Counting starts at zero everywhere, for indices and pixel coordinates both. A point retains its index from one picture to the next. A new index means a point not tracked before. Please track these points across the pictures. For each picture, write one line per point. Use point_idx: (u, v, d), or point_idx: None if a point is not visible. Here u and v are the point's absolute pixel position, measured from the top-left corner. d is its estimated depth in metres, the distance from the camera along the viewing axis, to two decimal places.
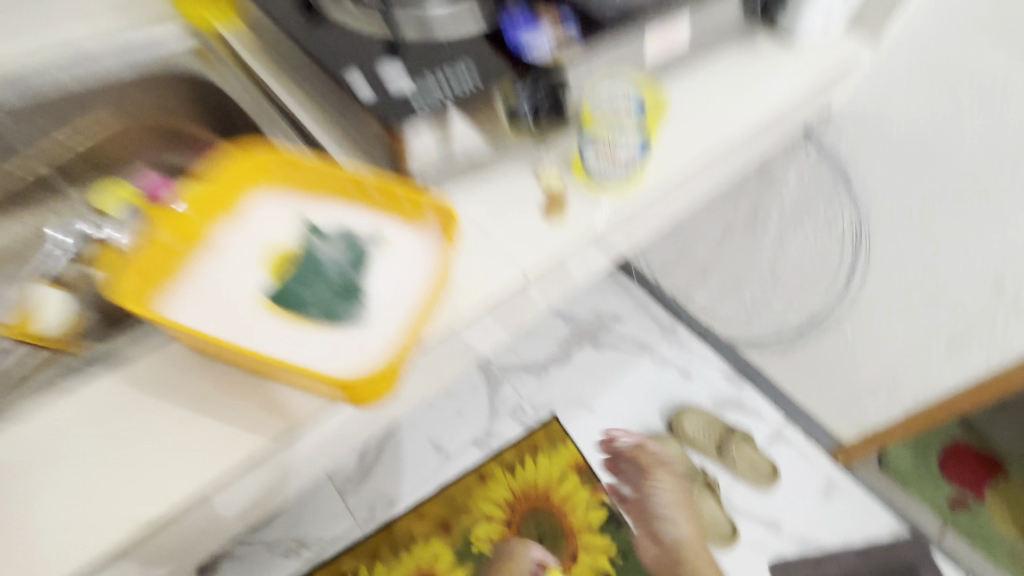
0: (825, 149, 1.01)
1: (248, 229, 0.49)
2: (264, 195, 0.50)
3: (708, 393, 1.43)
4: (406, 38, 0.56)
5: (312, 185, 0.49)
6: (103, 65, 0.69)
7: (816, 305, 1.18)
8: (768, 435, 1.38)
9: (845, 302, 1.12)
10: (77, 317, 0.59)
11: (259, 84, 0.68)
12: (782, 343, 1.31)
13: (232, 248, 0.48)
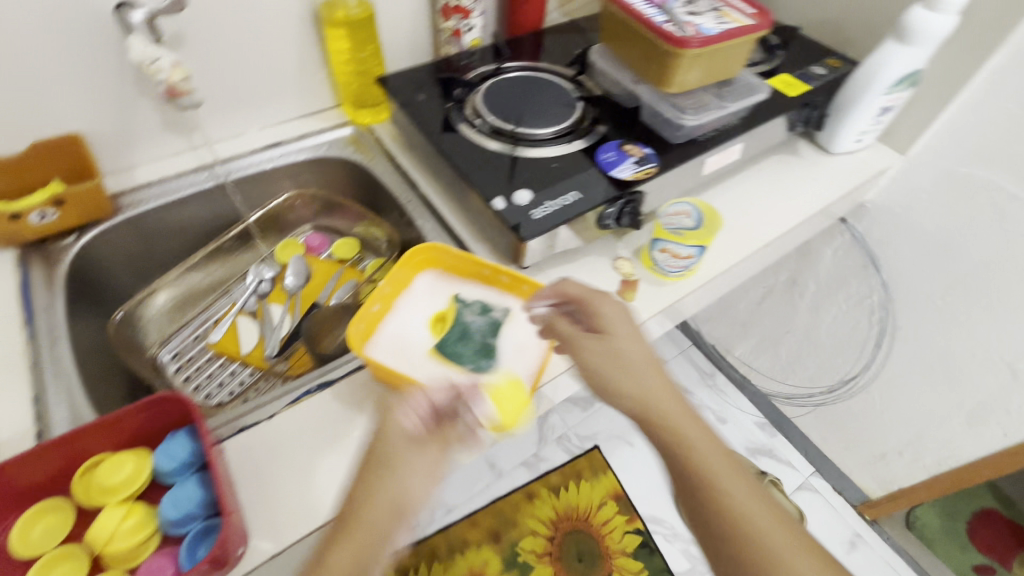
0: (857, 236, 1.16)
1: (414, 299, 0.66)
2: (426, 274, 0.68)
3: (741, 440, 1.50)
4: (525, 155, 0.74)
5: (462, 271, 0.68)
6: (280, 141, 0.88)
7: (848, 369, 1.30)
8: (798, 484, 1.45)
9: (874, 367, 1.25)
10: (265, 338, 0.81)
11: (399, 168, 0.87)
12: (822, 398, 1.40)
13: (403, 312, 0.65)
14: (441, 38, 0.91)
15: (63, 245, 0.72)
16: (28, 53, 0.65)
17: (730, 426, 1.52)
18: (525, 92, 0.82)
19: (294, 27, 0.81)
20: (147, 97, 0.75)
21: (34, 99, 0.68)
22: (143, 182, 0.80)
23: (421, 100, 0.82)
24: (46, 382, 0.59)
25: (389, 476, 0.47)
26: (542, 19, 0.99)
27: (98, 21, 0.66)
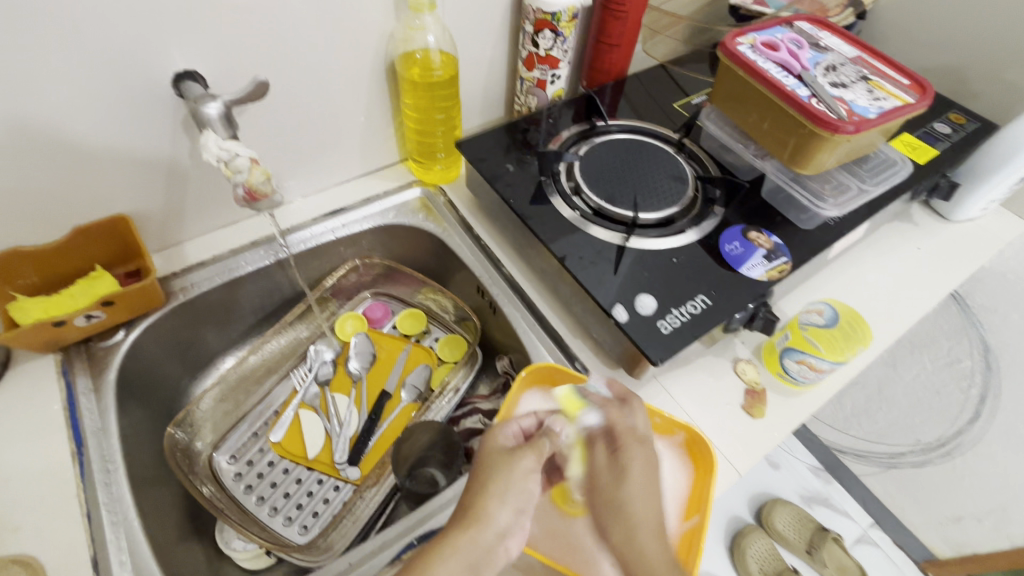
0: (964, 298, 1.17)
1: None
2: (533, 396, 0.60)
3: (795, 488, 1.33)
4: (639, 244, 0.64)
5: None
6: (342, 209, 0.79)
7: (936, 434, 1.25)
8: (855, 537, 1.30)
9: (980, 426, 1.20)
10: (332, 440, 0.72)
11: (479, 240, 0.77)
12: (924, 458, 1.27)
13: None
14: (522, 88, 0.82)
15: (110, 343, 0.63)
16: (76, 134, 0.56)
17: (783, 471, 1.34)
18: (628, 160, 0.72)
19: (366, 84, 0.71)
20: (203, 170, 0.66)
21: (73, 167, 0.58)
22: (194, 262, 0.70)
23: (509, 169, 0.72)
24: (105, 537, 0.51)
25: (509, 475, 0.46)
26: (629, 63, 0.89)
27: (156, 95, 0.57)
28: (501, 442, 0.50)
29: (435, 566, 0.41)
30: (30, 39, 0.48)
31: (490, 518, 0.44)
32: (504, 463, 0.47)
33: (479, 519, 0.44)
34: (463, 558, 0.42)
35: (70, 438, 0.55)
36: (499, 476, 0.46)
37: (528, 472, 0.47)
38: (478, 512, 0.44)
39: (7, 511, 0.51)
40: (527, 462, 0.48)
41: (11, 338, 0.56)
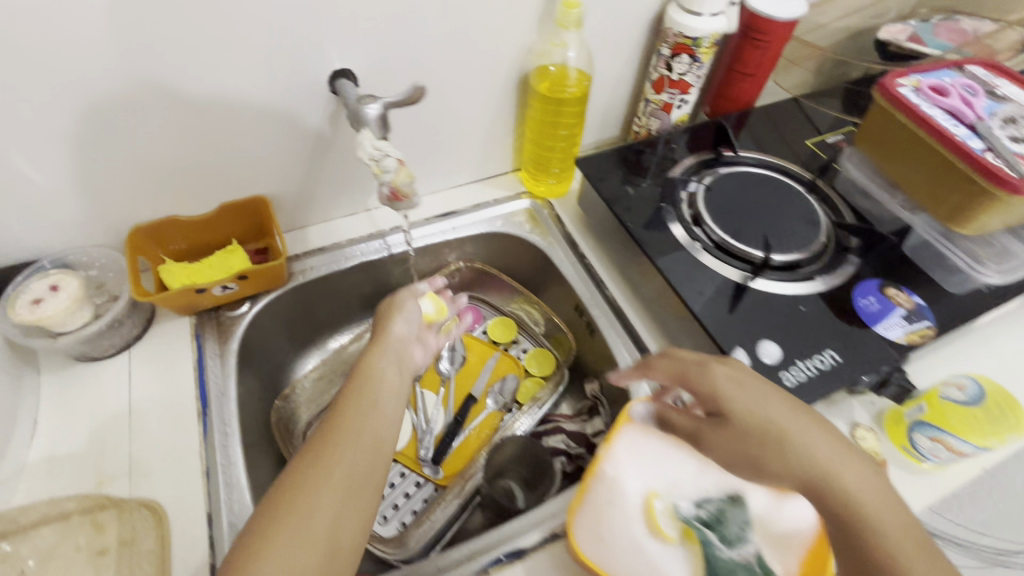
0: None
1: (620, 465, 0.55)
2: (630, 431, 0.57)
3: None
4: (763, 287, 0.61)
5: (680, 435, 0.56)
6: (453, 212, 0.81)
7: None
8: None
9: None
10: (418, 436, 0.73)
11: (583, 259, 0.76)
12: None
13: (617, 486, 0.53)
14: (645, 110, 0.81)
15: (236, 314, 0.67)
16: (242, 118, 0.61)
17: None
18: (757, 197, 0.69)
19: (496, 95, 0.73)
20: (337, 163, 0.70)
21: (232, 147, 0.63)
22: (314, 248, 0.74)
23: (628, 191, 0.71)
24: (220, 498, 0.54)
25: (389, 344, 0.56)
26: (758, 94, 0.85)
27: (313, 90, 0.62)
28: (393, 325, 0.58)
29: (345, 419, 0.48)
30: (222, 31, 0.54)
31: (378, 371, 0.53)
32: (389, 328, 0.57)
33: (371, 372, 0.52)
34: (364, 425, 0.48)
35: (197, 397, 0.60)
36: (382, 343, 0.56)
37: (391, 350, 0.55)
38: (367, 369, 0.52)
39: (139, 457, 0.55)
40: (400, 331, 0.58)
41: (160, 299, 0.61)
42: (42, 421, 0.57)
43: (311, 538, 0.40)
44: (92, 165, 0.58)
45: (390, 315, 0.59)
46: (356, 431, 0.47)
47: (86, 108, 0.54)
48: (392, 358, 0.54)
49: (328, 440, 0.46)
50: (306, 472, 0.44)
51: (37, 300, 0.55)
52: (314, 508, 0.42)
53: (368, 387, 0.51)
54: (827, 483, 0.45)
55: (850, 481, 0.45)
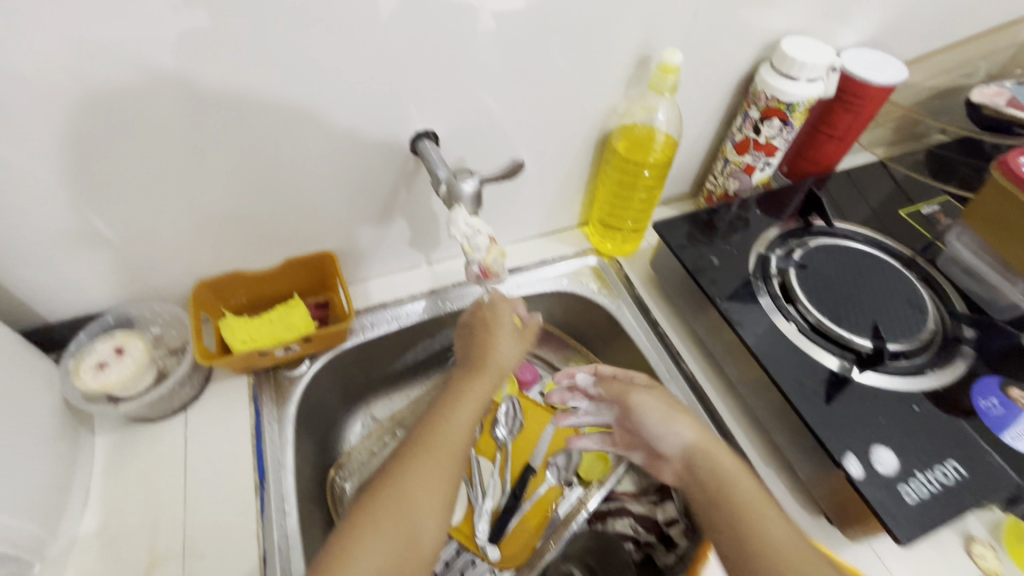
0: None
1: None
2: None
3: None
4: (871, 381, 0.56)
5: None
6: (518, 268, 0.77)
7: None
8: None
9: None
10: (474, 509, 0.69)
11: (656, 326, 0.71)
12: None
13: None
14: (723, 170, 0.77)
15: (295, 374, 0.64)
16: (320, 174, 0.59)
17: None
18: (854, 276, 0.65)
19: (571, 152, 0.70)
20: (405, 218, 0.68)
21: (307, 201, 0.61)
22: (375, 303, 0.72)
23: (714, 262, 0.67)
24: None
25: (488, 370, 0.59)
26: (842, 156, 0.81)
27: (392, 148, 0.60)
28: (495, 350, 0.60)
29: (437, 440, 0.53)
30: (309, 92, 0.52)
31: (473, 395, 0.57)
32: (490, 353, 0.60)
33: (456, 409, 0.55)
34: (451, 437, 0.53)
35: (255, 470, 0.56)
36: (483, 374, 0.58)
37: (489, 376, 0.59)
38: (462, 394, 0.57)
39: (194, 535, 0.52)
40: (500, 356, 0.60)
41: (222, 361, 0.58)
42: (95, 491, 0.54)
43: (398, 527, 0.47)
44: (164, 220, 0.56)
45: (489, 339, 0.61)
46: (442, 450, 0.52)
47: (166, 166, 0.52)
48: (487, 382, 0.58)
49: (424, 449, 0.52)
50: (396, 483, 0.49)
51: (102, 365, 0.54)
52: (402, 508, 0.48)
53: (457, 414, 0.55)
54: (765, 551, 0.47)
55: (793, 561, 0.46)
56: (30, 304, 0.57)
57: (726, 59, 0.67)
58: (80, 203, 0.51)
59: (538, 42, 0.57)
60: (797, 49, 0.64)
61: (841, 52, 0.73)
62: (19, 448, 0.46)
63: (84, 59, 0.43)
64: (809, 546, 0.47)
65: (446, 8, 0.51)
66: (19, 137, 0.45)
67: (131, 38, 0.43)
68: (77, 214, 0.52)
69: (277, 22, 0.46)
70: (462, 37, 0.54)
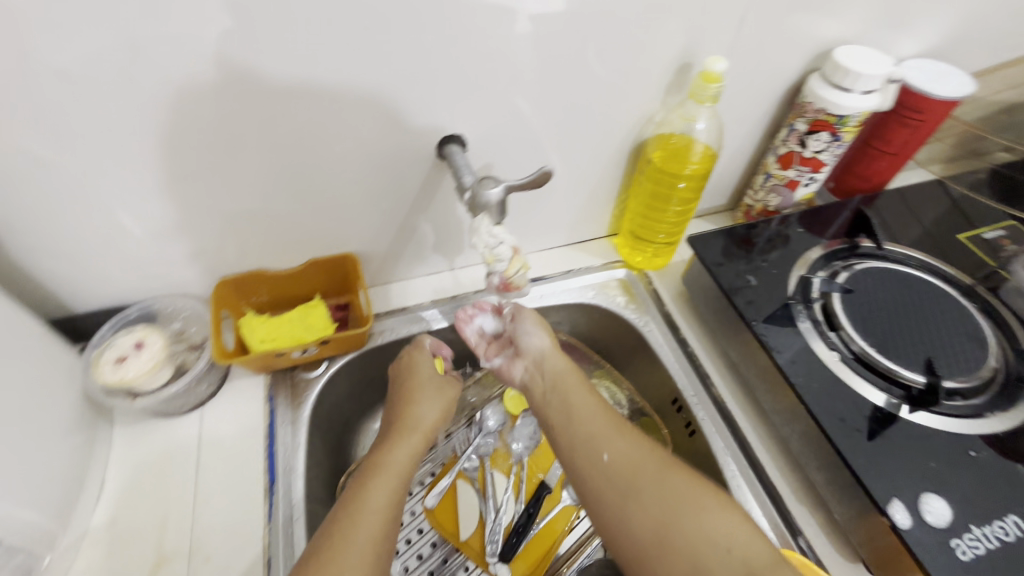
0: None
1: None
2: None
3: None
4: (922, 419, 0.51)
5: None
6: (542, 278, 0.75)
7: None
8: None
9: None
10: (486, 525, 0.66)
11: (685, 345, 0.68)
12: None
13: None
14: (764, 183, 0.73)
15: (311, 376, 0.63)
16: (344, 176, 0.58)
17: None
18: (905, 303, 0.60)
19: (602, 161, 0.68)
20: (429, 222, 0.67)
21: (331, 203, 0.61)
22: (396, 307, 0.71)
23: (751, 282, 0.63)
24: None
25: (413, 430, 0.55)
26: (894, 173, 0.76)
27: (419, 152, 0.59)
28: (419, 411, 0.56)
29: (359, 517, 0.45)
30: (337, 95, 0.51)
31: (401, 457, 0.52)
32: (415, 415, 0.56)
33: (393, 458, 0.51)
34: (386, 496, 0.48)
35: (265, 473, 0.56)
36: (407, 433, 0.54)
37: (415, 437, 0.54)
38: (387, 458, 0.51)
39: (201, 538, 0.51)
40: (425, 418, 0.56)
41: (240, 360, 0.58)
42: (110, 483, 0.54)
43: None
44: (189, 218, 0.56)
45: (414, 398, 0.58)
46: (362, 526, 0.45)
47: (195, 166, 0.52)
48: (413, 445, 0.53)
49: (338, 541, 0.43)
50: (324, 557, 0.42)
51: (122, 359, 0.54)
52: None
53: (395, 459, 0.51)
54: (587, 430, 0.50)
55: (619, 442, 0.48)
56: (61, 295, 0.58)
57: (772, 68, 0.64)
58: (112, 199, 0.52)
59: (573, 47, 0.55)
60: (852, 59, 0.59)
61: (899, 62, 0.68)
62: (39, 440, 0.47)
63: (115, 60, 0.43)
64: (635, 430, 0.50)
65: (478, 10, 0.49)
66: (51, 135, 0.45)
67: (165, 38, 0.43)
68: (108, 210, 0.53)
69: (307, 24, 0.45)
70: (495, 41, 0.52)
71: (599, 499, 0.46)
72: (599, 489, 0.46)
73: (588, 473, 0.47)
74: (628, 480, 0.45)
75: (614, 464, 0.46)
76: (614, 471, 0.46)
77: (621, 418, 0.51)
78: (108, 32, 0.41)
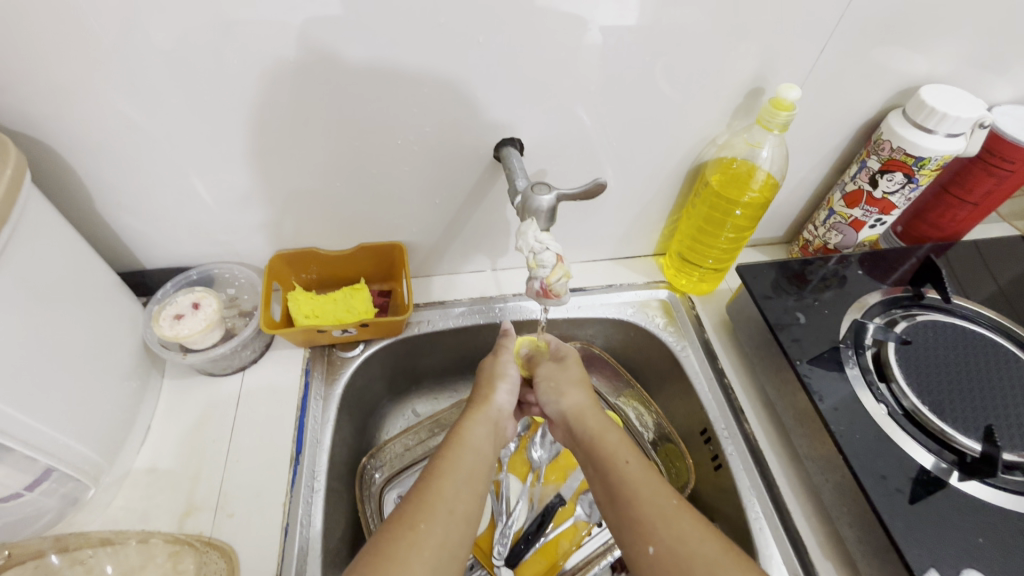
0: None
1: None
2: None
3: None
4: (972, 490, 0.48)
5: None
6: (583, 288, 0.75)
7: None
8: None
9: None
10: (497, 526, 0.66)
11: (722, 376, 0.66)
12: None
13: None
14: (826, 220, 0.70)
15: (348, 355, 0.66)
16: (402, 169, 0.60)
17: None
18: (967, 364, 0.56)
19: (658, 181, 0.67)
20: (477, 222, 0.68)
21: (388, 193, 0.63)
22: (436, 300, 0.72)
23: (800, 319, 0.60)
24: (291, 559, 0.51)
25: (488, 413, 0.56)
26: (974, 224, 0.71)
27: (478, 153, 0.60)
28: (495, 394, 0.58)
29: (440, 486, 0.47)
30: (406, 91, 0.53)
31: (476, 435, 0.53)
32: (491, 397, 0.58)
33: (468, 440, 0.52)
34: (464, 472, 0.49)
35: (293, 442, 0.58)
36: (483, 411, 0.56)
37: (489, 416, 0.56)
38: (463, 438, 0.53)
39: (229, 494, 0.54)
40: (501, 401, 0.58)
41: (284, 332, 0.61)
42: (154, 430, 0.58)
43: (437, 564, 0.42)
44: (254, 192, 0.59)
45: (491, 382, 0.60)
46: (434, 526, 0.44)
47: (266, 143, 0.55)
48: (487, 426, 0.55)
49: (421, 505, 0.45)
50: (400, 533, 0.43)
51: (179, 316, 0.57)
52: (422, 541, 0.42)
53: (469, 439, 0.53)
54: (637, 514, 0.46)
55: (666, 530, 0.44)
56: (134, 250, 0.63)
57: (849, 102, 0.61)
58: (189, 167, 0.56)
59: (642, 65, 0.54)
60: (939, 99, 0.56)
61: (990, 108, 0.64)
62: (98, 381, 0.51)
63: (209, 42, 0.46)
64: (682, 513, 0.45)
65: (551, 21, 0.50)
66: (146, 103, 0.49)
67: (253, 24, 0.46)
68: (183, 175, 0.56)
69: (386, 24, 0.47)
70: (565, 50, 0.52)
71: None
72: None
73: (639, 563, 0.44)
74: None
75: (660, 559, 0.43)
76: (663, 565, 0.42)
77: (669, 495, 0.46)
78: (202, 14, 0.44)
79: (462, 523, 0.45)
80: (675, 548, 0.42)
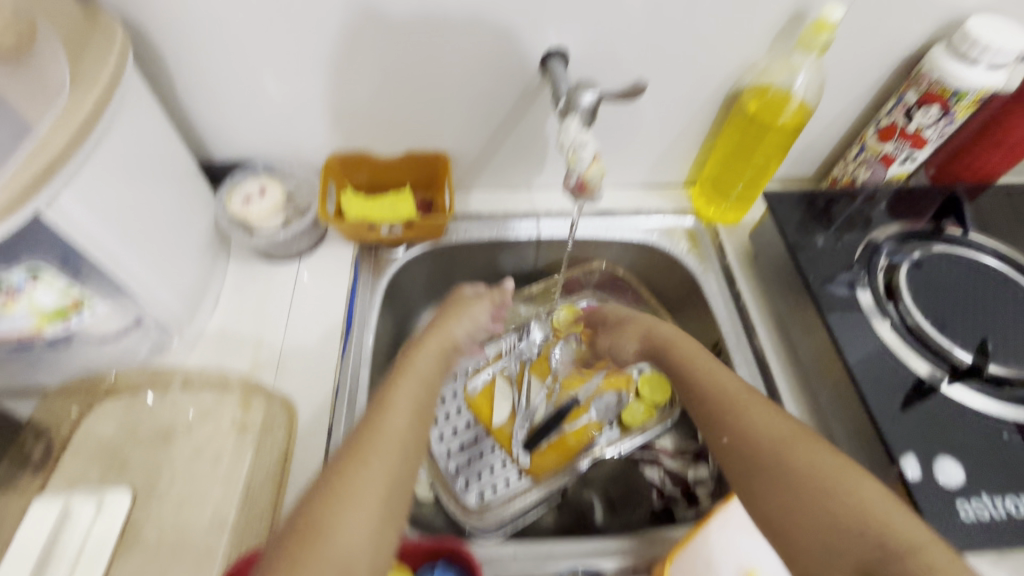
0: None
1: None
2: None
3: None
4: (958, 393, 0.52)
5: None
6: (611, 211, 0.78)
7: None
8: None
9: None
10: (516, 416, 0.74)
11: (737, 295, 0.70)
12: None
13: None
14: (857, 155, 0.71)
15: (392, 254, 0.72)
16: (450, 80, 0.64)
17: None
18: (974, 290, 0.59)
19: (693, 108, 0.70)
20: (517, 137, 0.72)
21: (436, 103, 0.67)
22: (472, 213, 0.77)
23: (817, 242, 0.64)
24: (341, 412, 0.59)
25: (441, 343, 0.55)
26: (1008, 168, 0.72)
27: (523, 66, 0.63)
28: (453, 328, 0.57)
29: (384, 420, 0.45)
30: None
31: (424, 364, 0.52)
32: (447, 329, 0.57)
33: (414, 366, 0.51)
34: (411, 402, 0.47)
35: (343, 321, 0.65)
36: (434, 338, 0.55)
37: (440, 344, 0.55)
38: (409, 366, 0.51)
39: (287, 357, 0.62)
40: (458, 335, 0.57)
41: (338, 223, 0.67)
42: (223, 301, 0.66)
43: (387, 496, 0.40)
44: (314, 94, 0.64)
45: (453, 314, 0.59)
46: (380, 459, 0.42)
47: (328, 44, 0.59)
48: (436, 351, 0.54)
49: (367, 440, 0.43)
50: (344, 473, 0.40)
51: (248, 199, 0.65)
52: (370, 474, 0.41)
53: (418, 366, 0.51)
54: (709, 411, 0.50)
55: (738, 418, 0.47)
56: (205, 142, 0.69)
57: (895, 33, 0.62)
58: (258, 63, 0.60)
59: None
60: (984, 31, 0.57)
61: None
62: (181, 249, 0.58)
63: None
64: (754, 399, 0.48)
65: None
66: None
67: None
68: (252, 72, 0.61)
69: None
70: None
71: (732, 471, 0.46)
72: (729, 466, 0.47)
73: (719, 455, 0.48)
74: (751, 457, 0.45)
75: (733, 447, 0.46)
76: (737, 449, 0.46)
77: (738, 388, 0.50)
78: None
79: (414, 450, 0.44)
80: (746, 433, 0.46)
